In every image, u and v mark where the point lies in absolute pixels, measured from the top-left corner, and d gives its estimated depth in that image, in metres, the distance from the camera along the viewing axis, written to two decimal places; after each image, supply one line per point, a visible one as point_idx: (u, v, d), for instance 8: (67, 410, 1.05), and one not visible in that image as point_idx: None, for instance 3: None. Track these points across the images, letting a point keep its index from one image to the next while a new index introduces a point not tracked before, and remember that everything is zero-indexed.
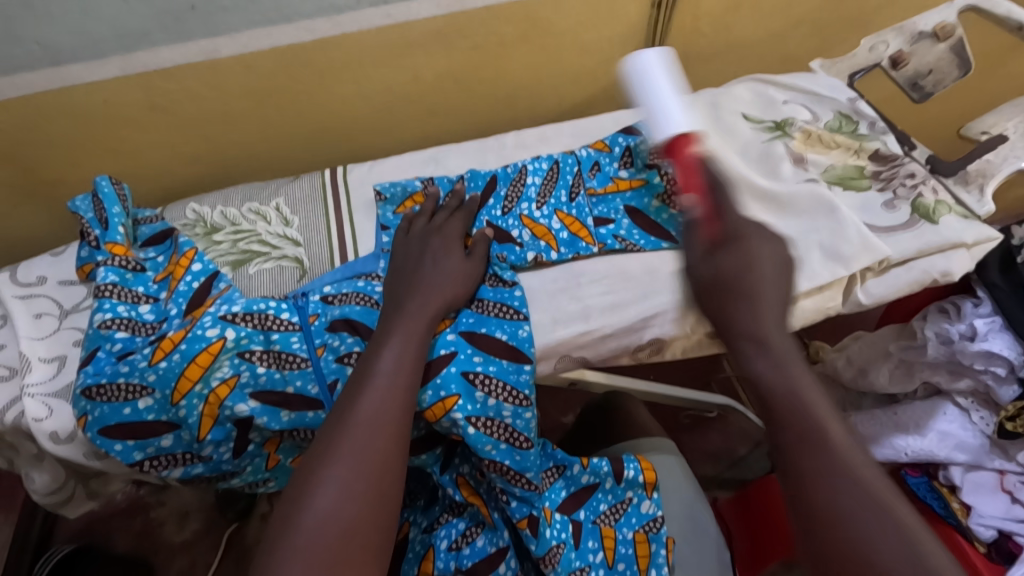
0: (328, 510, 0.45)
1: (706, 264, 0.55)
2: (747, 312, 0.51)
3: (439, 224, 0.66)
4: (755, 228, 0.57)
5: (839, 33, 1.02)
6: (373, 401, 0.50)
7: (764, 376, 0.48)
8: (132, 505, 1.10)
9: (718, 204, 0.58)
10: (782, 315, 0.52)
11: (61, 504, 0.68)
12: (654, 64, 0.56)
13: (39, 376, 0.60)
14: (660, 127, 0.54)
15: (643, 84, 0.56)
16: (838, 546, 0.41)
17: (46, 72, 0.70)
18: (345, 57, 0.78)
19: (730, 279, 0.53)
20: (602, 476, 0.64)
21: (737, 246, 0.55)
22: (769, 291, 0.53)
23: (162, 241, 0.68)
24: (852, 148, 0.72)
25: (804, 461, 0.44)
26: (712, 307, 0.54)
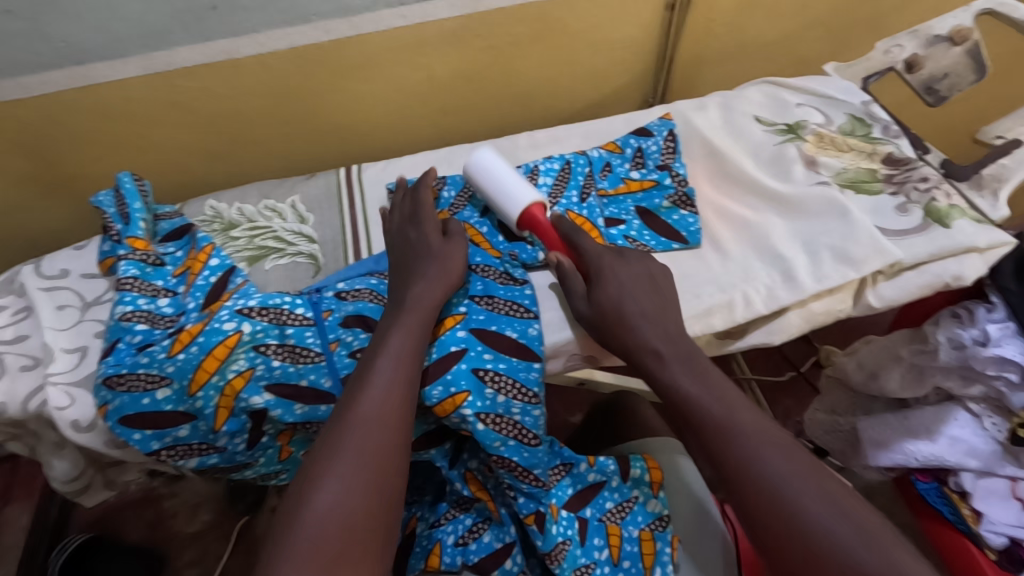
0: (331, 503, 0.47)
1: (586, 305, 0.61)
2: (643, 329, 0.58)
3: (413, 212, 0.68)
4: (617, 256, 0.63)
5: (854, 36, 1.02)
6: (372, 396, 0.52)
7: (677, 385, 0.55)
8: (146, 495, 1.12)
9: (576, 246, 0.63)
10: (671, 329, 0.59)
11: (79, 492, 0.69)
12: (484, 165, 0.68)
13: (63, 365, 0.62)
14: (506, 210, 0.66)
15: (485, 179, 0.67)
16: (771, 517, 0.48)
17: (71, 70, 0.71)
18: (360, 58, 0.80)
19: (608, 309, 0.59)
20: (608, 474, 0.65)
21: (606, 280, 0.60)
22: (645, 313, 0.59)
23: (180, 236, 0.69)
24: (865, 152, 0.72)
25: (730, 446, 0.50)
26: (606, 337, 0.60)
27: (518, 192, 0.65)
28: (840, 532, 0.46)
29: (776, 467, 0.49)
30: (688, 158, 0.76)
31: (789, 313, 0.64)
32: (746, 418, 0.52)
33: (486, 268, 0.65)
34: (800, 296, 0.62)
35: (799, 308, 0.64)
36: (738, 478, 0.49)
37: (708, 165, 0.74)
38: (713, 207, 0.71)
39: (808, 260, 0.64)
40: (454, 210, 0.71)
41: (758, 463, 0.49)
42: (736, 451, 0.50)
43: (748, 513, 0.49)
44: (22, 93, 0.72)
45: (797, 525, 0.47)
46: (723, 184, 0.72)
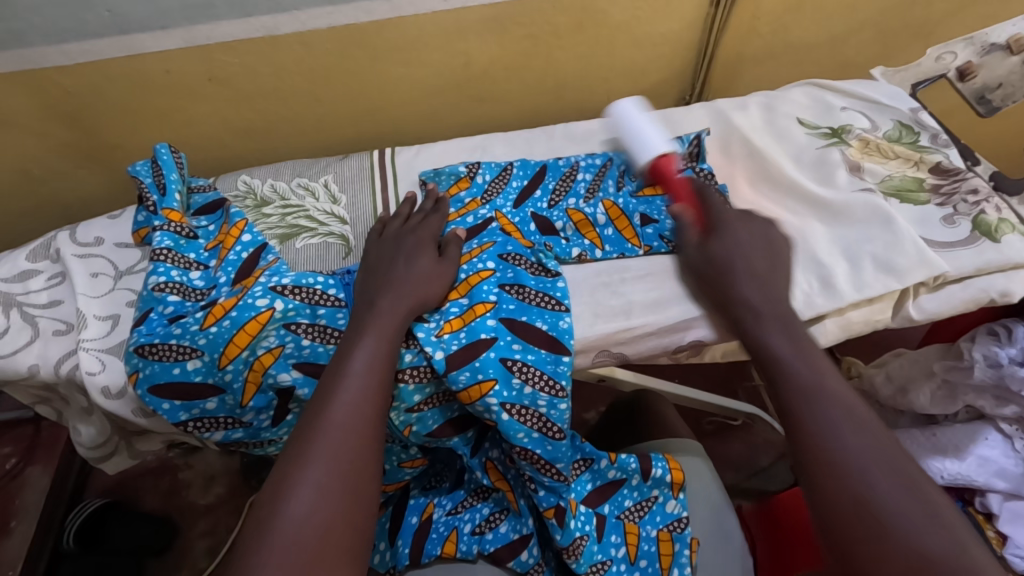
0: (304, 512, 0.45)
1: (698, 252, 0.63)
2: (747, 287, 0.58)
3: (414, 225, 0.66)
4: (740, 214, 0.64)
5: (902, 41, 0.99)
6: (345, 403, 0.50)
7: (767, 342, 0.55)
8: (161, 466, 1.14)
9: (705, 200, 0.66)
10: (774, 285, 0.59)
11: (105, 458, 0.70)
12: (632, 111, 0.69)
13: (95, 332, 0.62)
14: (637, 150, 0.67)
15: (624, 121, 0.69)
16: (843, 505, 0.45)
17: (113, 40, 0.72)
18: (400, 39, 0.79)
19: (720, 260, 0.61)
20: (629, 473, 0.64)
21: (727, 233, 0.62)
22: (760, 268, 0.60)
23: (214, 210, 0.70)
24: (912, 160, 0.70)
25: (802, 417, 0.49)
26: (709, 286, 0.61)
27: (658, 139, 0.66)
28: (916, 517, 0.43)
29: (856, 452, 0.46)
30: (726, 159, 0.74)
31: (826, 320, 0.62)
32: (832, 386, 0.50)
33: (518, 258, 0.65)
34: (839, 304, 0.60)
35: (836, 316, 0.62)
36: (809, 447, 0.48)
37: (749, 166, 0.73)
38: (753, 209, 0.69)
39: (849, 268, 0.62)
40: (486, 198, 0.71)
41: (839, 445, 0.47)
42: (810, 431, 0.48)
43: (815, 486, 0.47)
44: (65, 60, 0.73)
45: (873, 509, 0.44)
46: (763, 186, 0.71)
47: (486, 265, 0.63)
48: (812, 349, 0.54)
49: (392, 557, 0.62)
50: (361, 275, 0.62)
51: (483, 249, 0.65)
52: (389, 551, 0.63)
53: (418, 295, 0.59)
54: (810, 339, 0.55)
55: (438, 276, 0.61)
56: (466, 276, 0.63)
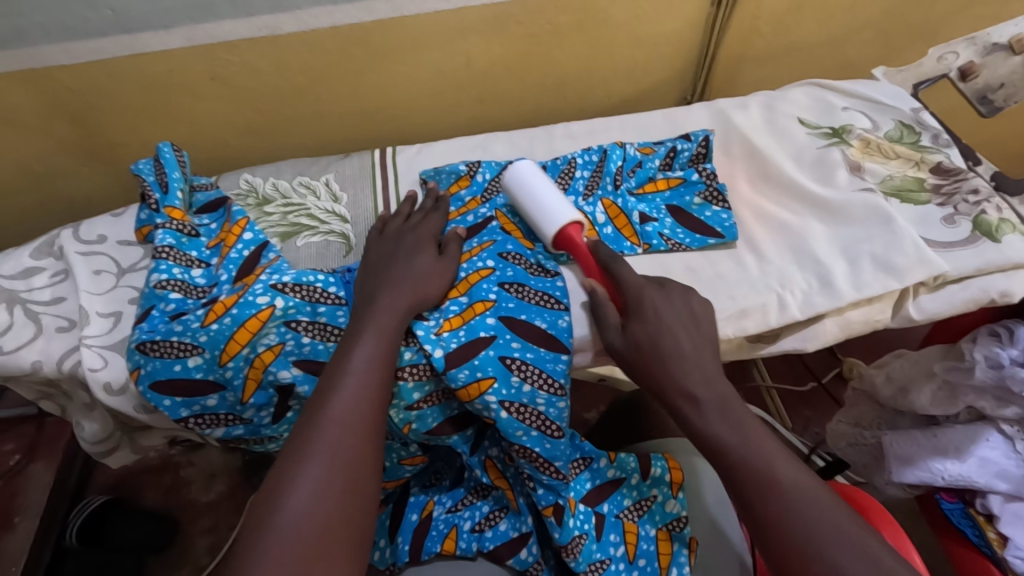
0: (303, 509, 0.45)
1: (620, 336, 0.56)
2: (680, 371, 0.52)
3: (414, 224, 0.66)
4: (657, 289, 0.58)
5: (905, 40, 0.99)
6: (345, 400, 0.51)
7: (710, 433, 0.50)
8: (163, 463, 1.14)
9: (616, 272, 0.60)
10: (706, 368, 0.53)
11: (107, 454, 0.71)
12: (522, 179, 0.67)
13: (97, 329, 0.63)
14: (540, 223, 0.64)
15: (518, 190, 0.67)
16: None
17: (118, 39, 0.72)
18: (400, 39, 0.79)
19: (646, 345, 0.54)
20: (628, 471, 0.65)
21: (645, 313, 0.56)
22: (688, 354, 0.53)
23: (216, 209, 0.70)
24: (912, 160, 0.70)
25: (770, 516, 0.46)
26: (637, 374, 0.55)
27: (555, 209, 0.64)
28: None
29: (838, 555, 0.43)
30: (727, 158, 0.74)
31: (825, 320, 0.62)
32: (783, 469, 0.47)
33: (518, 256, 0.65)
34: (838, 304, 0.60)
35: (835, 316, 0.62)
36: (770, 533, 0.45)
37: (749, 166, 0.73)
38: (753, 209, 0.69)
39: (848, 268, 0.62)
40: (486, 197, 0.71)
41: (819, 551, 0.43)
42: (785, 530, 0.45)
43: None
44: (68, 59, 0.73)
45: None
46: (763, 186, 0.71)
47: (486, 264, 0.64)
48: (759, 433, 0.49)
49: (392, 554, 0.63)
50: (361, 274, 0.63)
51: (483, 247, 0.65)
52: (389, 547, 0.63)
53: (416, 294, 0.59)
54: (750, 415, 0.51)
55: (438, 275, 0.61)
56: (465, 274, 0.63)
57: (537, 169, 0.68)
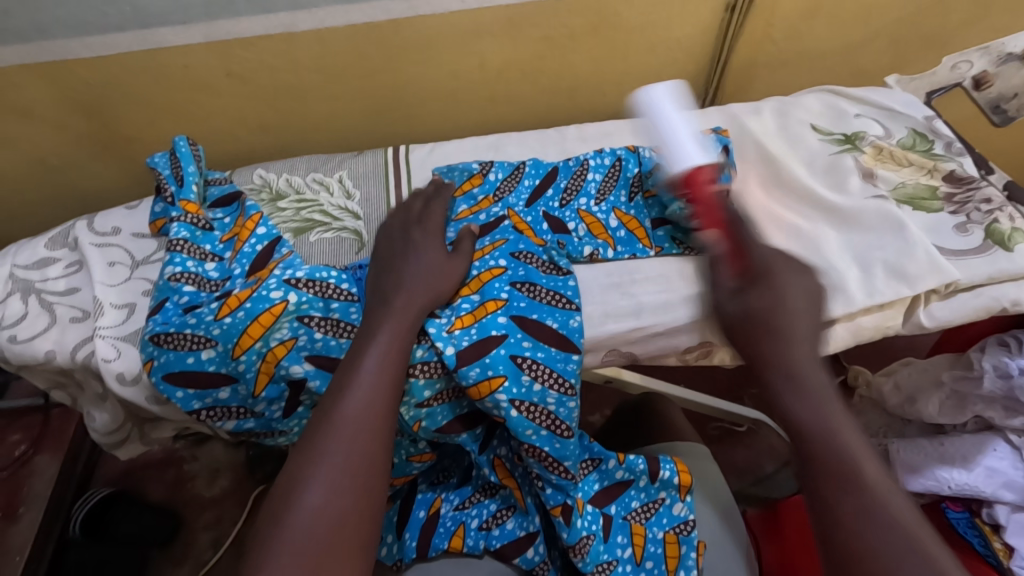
0: (317, 505, 0.45)
1: (733, 300, 0.59)
2: (783, 350, 0.54)
3: (425, 219, 0.67)
4: (783, 260, 0.60)
5: (916, 49, 0.99)
6: (358, 399, 0.51)
7: (795, 415, 0.51)
8: (168, 457, 1.15)
9: (740, 237, 0.62)
10: (804, 346, 0.54)
11: (117, 445, 0.71)
12: (659, 99, 0.60)
13: (111, 320, 0.63)
14: (670, 157, 0.58)
15: (657, 110, 0.59)
16: None
17: (136, 34, 0.73)
18: (416, 39, 0.80)
19: (759, 313, 0.56)
20: (636, 473, 0.64)
21: (766, 286, 0.58)
22: (794, 332, 0.55)
23: (229, 203, 0.70)
24: (925, 167, 0.70)
25: (842, 509, 0.46)
26: (737, 340, 0.58)
27: (691, 145, 0.58)
28: None
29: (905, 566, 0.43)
30: (741, 163, 0.74)
31: (837, 326, 0.62)
32: (867, 467, 0.47)
33: (530, 255, 0.65)
34: (851, 309, 0.61)
35: (847, 322, 0.62)
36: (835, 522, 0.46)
37: (762, 170, 0.73)
38: (765, 213, 0.69)
39: (860, 274, 0.63)
40: (498, 196, 0.71)
41: (886, 558, 0.44)
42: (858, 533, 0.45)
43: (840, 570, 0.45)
44: (87, 53, 0.74)
45: None
46: (776, 191, 0.71)
47: (498, 262, 0.64)
48: (843, 423, 0.50)
49: (399, 550, 0.63)
50: (373, 272, 0.63)
51: (495, 246, 0.65)
52: (396, 543, 0.63)
53: (430, 297, 0.59)
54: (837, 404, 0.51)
55: (448, 271, 0.62)
56: (478, 272, 0.63)
57: (681, 89, 0.61)
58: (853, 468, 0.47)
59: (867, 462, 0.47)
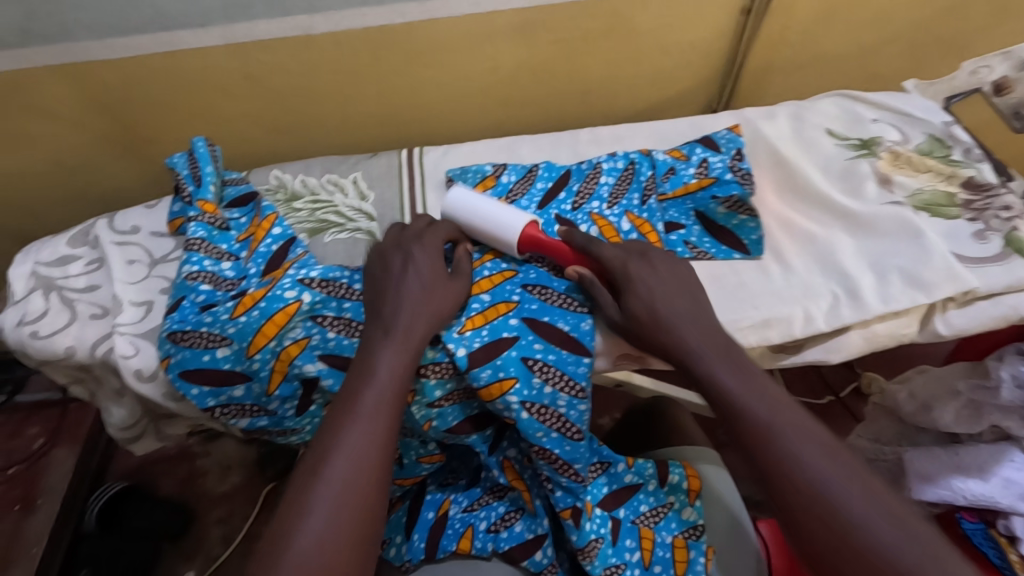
0: (309, 551, 0.45)
1: (620, 314, 0.59)
2: (680, 330, 0.56)
3: (418, 240, 0.62)
4: (642, 262, 0.60)
5: (935, 53, 0.98)
6: (352, 448, 0.49)
7: (716, 378, 0.53)
8: (180, 453, 1.16)
9: (596, 255, 0.61)
10: (702, 325, 0.57)
11: (133, 440, 0.72)
12: (459, 202, 0.65)
13: (130, 317, 0.64)
14: (504, 236, 0.63)
15: (464, 210, 0.65)
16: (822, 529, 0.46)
17: (156, 37, 0.74)
18: (430, 42, 0.80)
19: (645, 317, 0.57)
20: (645, 477, 0.65)
21: (634, 286, 0.58)
22: (684, 313, 0.57)
23: (245, 204, 0.71)
24: (943, 174, 0.69)
25: (775, 455, 0.48)
26: (642, 343, 0.58)
27: (513, 217, 0.63)
28: (890, 537, 0.44)
29: (884, 537, 0.44)
30: (754, 167, 0.74)
31: (851, 332, 0.62)
32: (783, 411, 0.50)
33: (541, 258, 0.66)
34: (865, 317, 0.60)
35: (862, 328, 0.62)
36: (773, 468, 0.48)
37: (776, 175, 0.72)
38: (778, 219, 0.69)
39: (875, 280, 0.62)
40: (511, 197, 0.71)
41: (826, 489, 0.46)
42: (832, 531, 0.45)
43: (785, 508, 0.48)
44: (108, 55, 0.75)
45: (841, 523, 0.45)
46: (790, 197, 0.71)
47: (510, 265, 0.65)
48: (758, 376, 0.53)
49: (407, 550, 0.63)
50: (367, 287, 0.60)
51: (506, 248, 0.66)
52: (404, 543, 0.64)
53: (432, 321, 0.57)
54: (754, 365, 0.54)
55: (452, 294, 0.59)
56: (490, 273, 0.64)
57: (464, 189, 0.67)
58: (801, 466, 0.47)
59: (784, 409, 0.50)
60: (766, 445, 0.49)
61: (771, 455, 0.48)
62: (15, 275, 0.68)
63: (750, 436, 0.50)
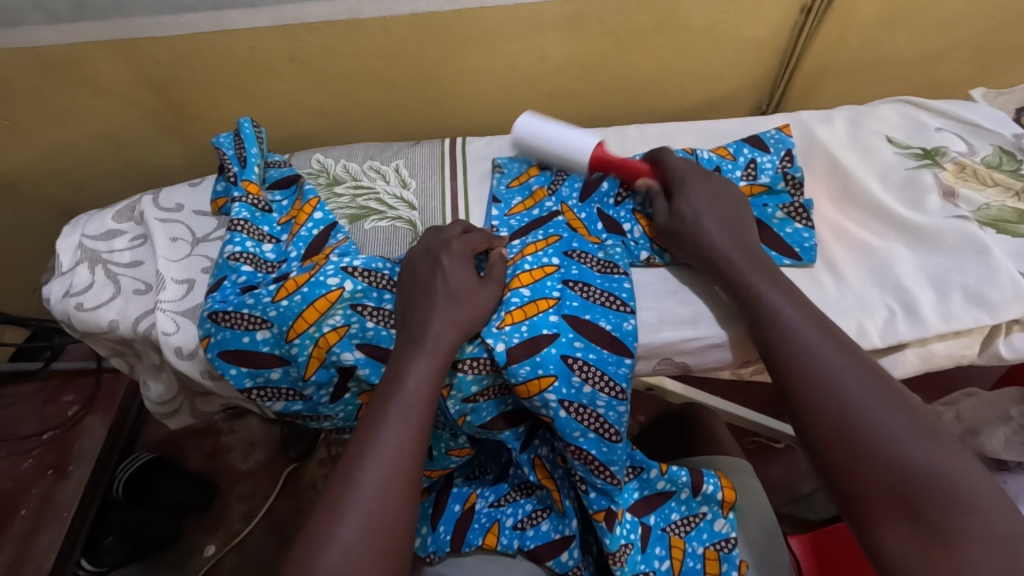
0: (338, 566, 0.45)
1: (667, 215, 0.63)
2: (716, 233, 0.60)
3: (452, 243, 0.61)
4: (701, 173, 0.64)
5: (1003, 61, 0.93)
6: (381, 467, 0.48)
7: (753, 284, 0.57)
8: (206, 429, 1.18)
9: (663, 164, 0.66)
10: (739, 233, 0.61)
11: (169, 414, 0.74)
12: (535, 128, 0.68)
13: (172, 294, 0.65)
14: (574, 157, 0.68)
15: (535, 138, 0.68)
16: (829, 423, 0.49)
17: (207, 15, 0.74)
18: (478, 30, 0.79)
19: (691, 216, 0.61)
20: (678, 485, 0.63)
21: (688, 190, 0.63)
22: (722, 222, 0.61)
23: (287, 185, 0.71)
24: (1011, 189, 0.66)
25: (793, 357, 0.52)
26: (682, 242, 0.62)
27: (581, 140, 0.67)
28: (901, 431, 0.47)
29: (884, 419, 0.47)
30: (808, 172, 0.71)
31: (906, 350, 0.60)
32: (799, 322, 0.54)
33: (583, 255, 0.64)
34: (923, 334, 0.58)
35: (918, 347, 0.60)
36: (789, 369, 0.52)
37: (830, 182, 0.70)
38: (831, 226, 0.66)
39: (935, 297, 0.59)
40: (553, 187, 0.70)
41: (835, 386, 0.50)
42: (842, 426, 0.48)
43: (798, 407, 0.51)
44: (160, 32, 0.75)
45: (846, 414, 0.48)
46: (844, 204, 0.68)
47: (551, 260, 0.63)
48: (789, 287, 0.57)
49: (433, 542, 0.63)
50: (401, 288, 0.60)
51: (548, 243, 0.65)
52: (430, 535, 0.63)
53: (465, 328, 0.56)
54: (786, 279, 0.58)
55: (481, 299, 0.58)
56: (530, 268, 0.62)
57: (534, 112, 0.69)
58: (814, 366, 0.51)
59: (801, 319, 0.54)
60: (783, 348, 0.53)
61: (788, 357, 0.53)
62: (63, 247, 0.69)
63: (774, 334, 0.54)
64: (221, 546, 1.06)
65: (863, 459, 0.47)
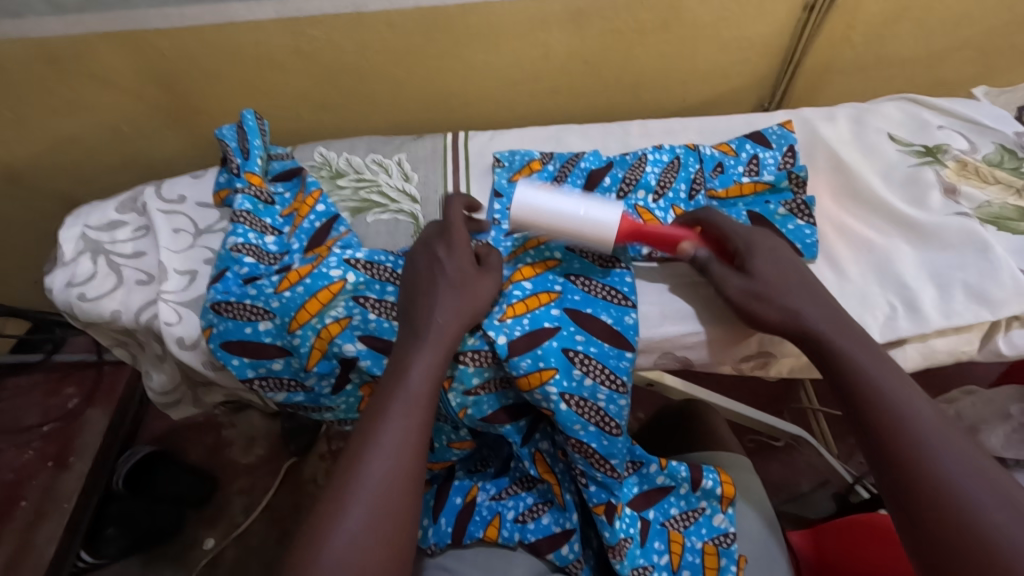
0: (340, 556, 0.45)
1: (742, 282, 0.57)
2: (800, 301, 0.55)
3: (450, 233, 0.60)
4: (766, 236, 0.60)
5: (1006, 60, 0.93)
6: (383, 459, 0.49)
7: (827, 338, 0.53)
8: (207, 422, 1.18)
9: (713, 225, 0.61)
10: (821, 296, 0.56)
11: (170, 405, 0.74)
12: (543, 205, 0.57)
13: (174, 285, 0.65)
14: (598, 232, 0.58)
15: (544, 214, 0.57)
16: (917, 486, 0.44)
17: (211, 7, 0.74)
18: (483, 25, 0.79)
19: (773, 282, 0.56)
20: (677, 480, 0.63)
21: (759, 255, 0.58)
22: (799, 287, 0.56)
23: (290, 178, 0.71)
24: (1013, 186, 0.66)
25: (874, 408, 0.48)
26: (764, 315, 0.56)
27: (599, 210, 0.58)
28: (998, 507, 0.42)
29: (976, 490, 0.43)
30: (811, 169, 0.71)
31: (907, 347, 0.60)
32: (875, 374, 0.50)
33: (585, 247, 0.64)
34: (924, 330, 0.58)
35: (918, 343, 0.60)
36: (869, 420, 0.48)
37: (833, 179, 0.70)
38: (834, 223, 0.66)
39: (937, 294, 0.60)
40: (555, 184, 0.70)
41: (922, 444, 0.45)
42: (934, 494, 0.43)
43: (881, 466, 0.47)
44: (165, 24, 0.75)
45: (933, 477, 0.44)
46: (847, 201, 0.68)
47: (554, 254, 0.64)
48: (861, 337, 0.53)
49: (433, 534, 0.62)
50: (403, 280, 0.60)
51: None
52: (431, 527, 0.63)
53: (466, 320, 0.56)
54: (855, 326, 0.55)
55: (481, 289, 0.58)
56: (532, 261, 0.63)
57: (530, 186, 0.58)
58: (897, 421, 0.47)
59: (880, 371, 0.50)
60: (861, 397, 0.49)
61: (868, 407, 0.49)
62: (66, 237, 0.69)
63: (853, 382, 0.50)
64: (221, 539, 1.07)
65: (960, 533, 0.42)
